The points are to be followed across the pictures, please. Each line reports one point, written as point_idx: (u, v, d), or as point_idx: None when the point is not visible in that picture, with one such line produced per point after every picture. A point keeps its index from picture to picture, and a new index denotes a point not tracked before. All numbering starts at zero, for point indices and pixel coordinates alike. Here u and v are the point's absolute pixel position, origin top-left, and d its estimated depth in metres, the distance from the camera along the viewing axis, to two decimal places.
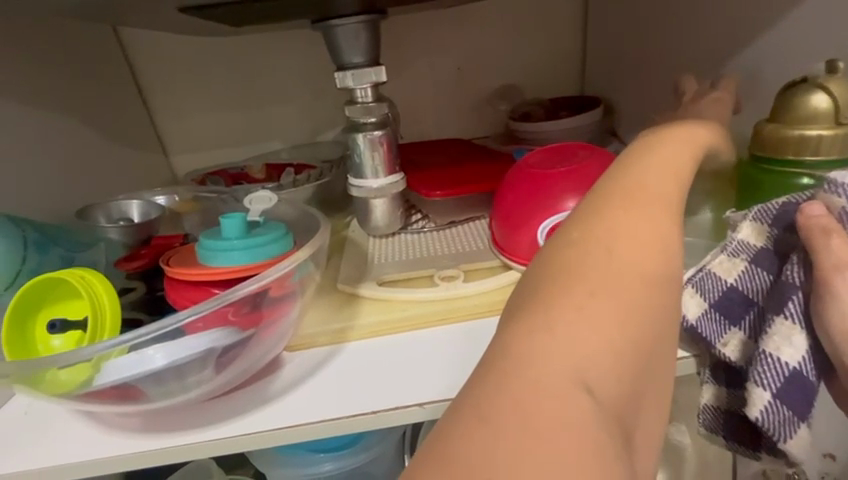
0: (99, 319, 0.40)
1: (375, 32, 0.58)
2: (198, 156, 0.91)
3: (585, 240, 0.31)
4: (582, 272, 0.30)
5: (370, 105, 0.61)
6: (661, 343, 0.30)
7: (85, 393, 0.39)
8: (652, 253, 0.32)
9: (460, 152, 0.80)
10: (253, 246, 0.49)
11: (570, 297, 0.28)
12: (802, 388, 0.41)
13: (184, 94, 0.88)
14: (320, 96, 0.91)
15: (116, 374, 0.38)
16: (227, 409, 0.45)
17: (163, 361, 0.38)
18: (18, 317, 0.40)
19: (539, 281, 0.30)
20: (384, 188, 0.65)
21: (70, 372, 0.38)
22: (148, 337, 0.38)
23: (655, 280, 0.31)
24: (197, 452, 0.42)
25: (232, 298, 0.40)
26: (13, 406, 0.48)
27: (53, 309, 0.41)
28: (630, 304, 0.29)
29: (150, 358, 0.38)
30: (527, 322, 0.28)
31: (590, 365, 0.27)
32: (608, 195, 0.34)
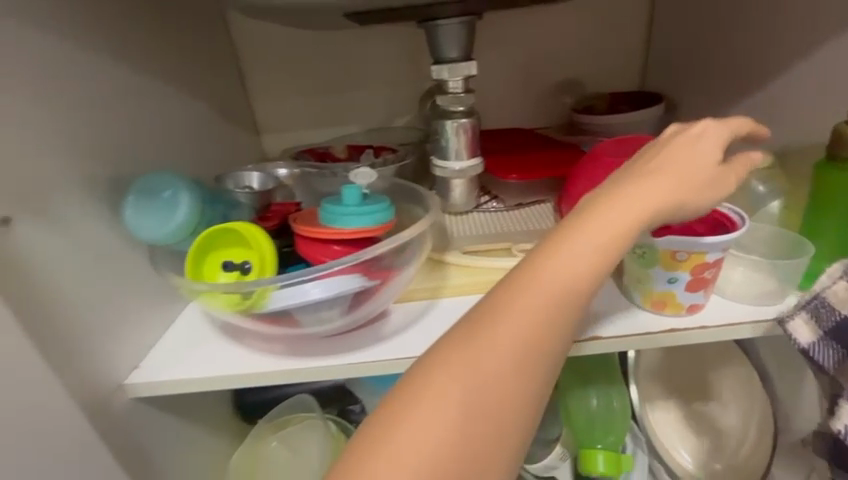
0: (261, 263, 0.50)
1: (470, 31, 0.65)
2: (287, 135, 1.02)
3: (438, 357, 0.39)
4: (422, 386, 0.38)
5: (460, 95, 0.69)
6: (484, 441, 0.37)
7: (253, 315, 0.50)
8: (492, 367, 0.38)
9: (529, 140, 0.87)
10: (372, 213, 0.58)
11: (427, 391, 0.37)
12: None
13: (278, 78, 0.98)
14: (397, 84, 0.99)
15: (282, 301, 0.48)
16: (350, 343, 0.55)
17: (319, 293, 0.48)
18: (197, 257, 0.51)
19: (401, 384, 0.39)
20: (465, 170, 0.72)
21: (245, 297, 0.48)
22: (308, 275, 0.47)
23: (495, 388, 0.38)
24: (330, 372, 0.52)
25: (372, 251, 0.49)
26: (176, 328, 0.59)
27: (222, 253, 0.51)
28: (457, 409, 0.37)
29: (310, 290, 0.48)
30: (377, 420, 0.37)
31: (409, 461, 0.35)
32: (476, 312, 0.41)
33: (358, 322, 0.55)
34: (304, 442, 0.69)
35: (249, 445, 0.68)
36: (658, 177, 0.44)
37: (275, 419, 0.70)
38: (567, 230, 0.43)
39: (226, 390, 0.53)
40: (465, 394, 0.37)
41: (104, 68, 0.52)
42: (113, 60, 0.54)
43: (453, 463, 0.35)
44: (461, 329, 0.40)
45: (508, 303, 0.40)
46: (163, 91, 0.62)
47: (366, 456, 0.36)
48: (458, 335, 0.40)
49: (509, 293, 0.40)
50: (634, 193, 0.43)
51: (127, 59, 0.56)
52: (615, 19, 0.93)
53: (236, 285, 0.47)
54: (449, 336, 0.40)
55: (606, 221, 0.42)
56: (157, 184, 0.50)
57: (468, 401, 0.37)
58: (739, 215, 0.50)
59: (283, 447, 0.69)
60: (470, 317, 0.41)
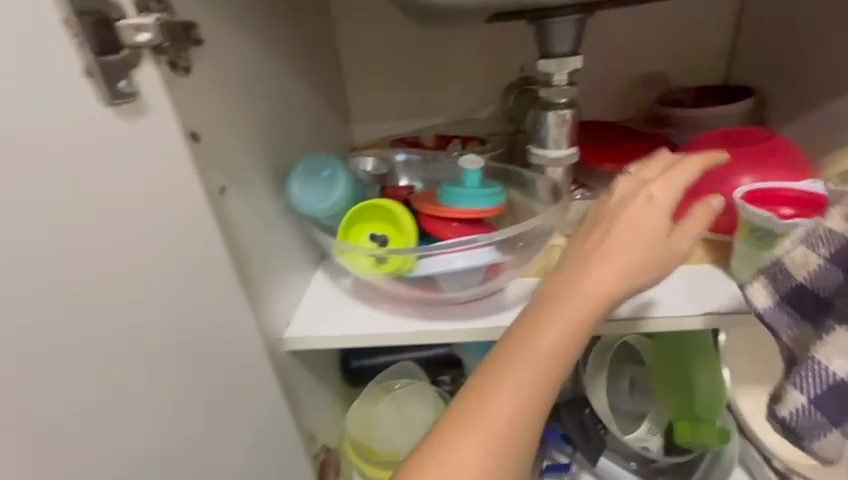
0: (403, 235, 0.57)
1: (580, 27, 0.70)
2: (376, 125, 1.08)
3: (447, 430, 0.42)
4: (439, 460, 0.41)
5: (564, 87, 0.73)
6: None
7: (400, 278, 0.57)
8: (501, 428, 0.41)
9: (617, 131, 0.89)
10: (491, 194, 0.63)
11: (444, 463, 0.40)
12: (843, 399, 0.45)
13: (371, 71, 1.04)
14: (483, 77, 1.04)
15: (429, 268, 0.54)
16: (476, 310, 0.61)
17: (463, 262, 0.54)
18: (347, 229, 0.58)
19: (417, 462, 0.42)
20: (561, 157, 0.76)
21: (395, 263, 0.56)
22: (456, 249, 0.54)
23: (504, 445, 0.41)
24: (464, 334, 0.59)
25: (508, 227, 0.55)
26: (314, 292, 0.68)
27: (367, 226, 0.58)
28: (473, 472, 0.40)
29: (454, 259, 0.54)
30: None
31: None
32: (479, 381, 0.43)
33: (485, 292, 0.61)
34: (412, 404, 0.76)
35: (363, 403, 0.76)
36: (620, 247, 0.47)
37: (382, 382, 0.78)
38: (550, 300, 0.46)
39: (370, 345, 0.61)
40: (481, 458, 0.40)
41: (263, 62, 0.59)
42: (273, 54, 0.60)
43: None
44: (467, 399, 0.43)
45: (513, 362, 0.43)
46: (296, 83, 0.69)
47: None
48: (469, 390, 0.43)
49: (505, 362, 0.43)
50: (604, 268, 0.46)
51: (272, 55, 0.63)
52: (705, 13, 0.94)
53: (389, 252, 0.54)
54: (461, 394, 0.44)
55: (588, 288, 0.45)
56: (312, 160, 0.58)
57: (491, 452, 0.41)
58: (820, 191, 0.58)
59: (393, 407, 0.76)
60: (479, 374, 0.44)
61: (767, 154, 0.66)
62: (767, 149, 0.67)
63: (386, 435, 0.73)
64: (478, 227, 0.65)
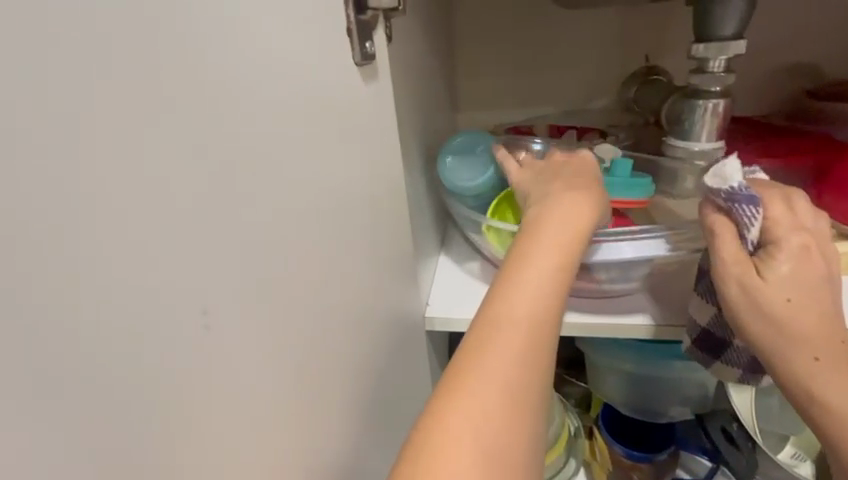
0: None
1: (749, 10, 0.64)
2: (483, 113, 1.04)
3: (482, 346, 0.42)
4: (477, 373, 0.40)
5: (720, 75, 0.67)
6: (537, 383, 0.41)
7: None
8: (531, 328, 0.43)
9: (765, 125, 0.80)
10: (637, 184, 0.60)
11: (481, 372, 0.40)
12: (715, 342, 0.55)
13: (484, 56, 1.00)
14: (603, 66, 0.98)
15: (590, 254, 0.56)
16: (621, 306, 0.61)
17: (630, 252, 0.56)
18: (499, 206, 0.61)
19: (450, 385, 0.40)
20: (707, 151, 0.70)
21: None
22: (625, 237, 0.56)
23: (538, 343, 0.43)
24: (615, 329, 0.59)
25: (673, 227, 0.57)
26: (442, 277, 0.68)
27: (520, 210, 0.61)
28: (511, 371, 0.41)
29: (621, 249, 0.56)
30: (438, 416, 0.38)
31: (484, 427, 0.38)
32: (504, 302, 0.43)
33: (631, 288, 0.61)
34: None
35: None
36: (576, 186, 0.53)
37: None
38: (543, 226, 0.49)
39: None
40: (516, 356, 0.41)
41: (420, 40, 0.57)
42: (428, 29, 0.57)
43: (517, 408, 0.40)
44: (495, 315, 0.43)
45: (510, 295, 0.44)
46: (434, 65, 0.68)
47: (441, 444, 0.37)
48: (481, 322, 0.43)
49: (528, 276, 0.45)
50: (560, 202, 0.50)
51: (423, 34, 0.61)
52: None
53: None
54: (475, 326, 0.43)
55: (563, 222, 0.48)
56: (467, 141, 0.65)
57: (525, 349, 0.42)
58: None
59: None
60: (484, 310, 0.44)
61: None
62: None
63: None
64: (621, 218, 0.62)
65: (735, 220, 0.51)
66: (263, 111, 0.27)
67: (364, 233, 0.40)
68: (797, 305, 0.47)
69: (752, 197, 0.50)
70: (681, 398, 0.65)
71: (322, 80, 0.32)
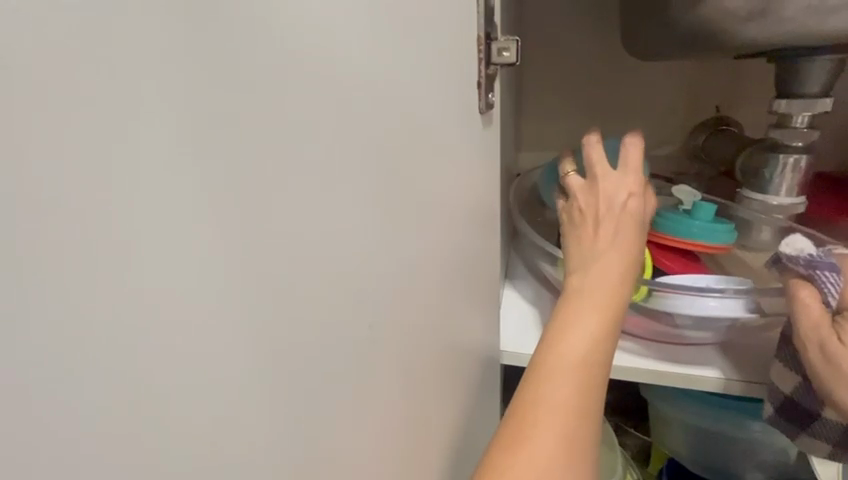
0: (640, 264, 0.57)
1: (838, 68, 0.64)
2: (544, 154, 1.07)
3: (543, 386, 0.42)
4: (538, 413, 0.41)
5: (802, 131, 0.67)
6: (596, 420, 0.43)
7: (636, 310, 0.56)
8: (586, 366, 0.44)
9: (844, 182, 0.78)
10: (721, 228, 0.59)
11: (542, 412, 0.41)
12: (799, 411, 0.51)
13: (550, 101, 1.04)
14: (669, 115, 0.99)
15: (673, 306, 0.54)
16: (704, 356, 0.58)
17: (713, 307, 0.54)
18: None
19: (511, 428, 0.41)
20: (786, 206, 0.69)
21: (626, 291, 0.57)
22: (708, 292, 0.54)
23: (595, 381, 0.44)
24: (695, 384, 0.56)
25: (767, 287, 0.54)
26: (508, 310, 0.69)
27: None
28: (572, 407, 0.42)
29: (705, 304, 0.54)
30: (504, 459, 0.39)
31: (551, 467, 0.39)
32: (558, 342, 0.45)
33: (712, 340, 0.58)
34: None
35: None
36: (622, 223, 0.52)
37: None
38: (593, 270, 0.50)
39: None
40: (576, 392, 0.42)
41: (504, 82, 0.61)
42: None
43: (581, 444, 0.41)
44: (550, 355, 0.44)
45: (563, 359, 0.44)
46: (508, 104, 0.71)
47: None
48: (531, 382, 0.43)
49: (579, 318, 0.47)
50: (608, 245, 0.51)
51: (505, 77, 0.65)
52: None
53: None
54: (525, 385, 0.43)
55: (612, 265, 0.50)
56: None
57: (584, 389, 0.43)
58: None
59: None
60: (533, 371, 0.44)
61: None
62: None
63: None
64: (697, 262, 0.61)
65: (816, 286, 0.49)
66: (423, 144, 0.31)
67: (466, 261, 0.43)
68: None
69: (833, 263, 0.49)
70: (757, 463, 0.62)
71: (454, 122, 0.36)
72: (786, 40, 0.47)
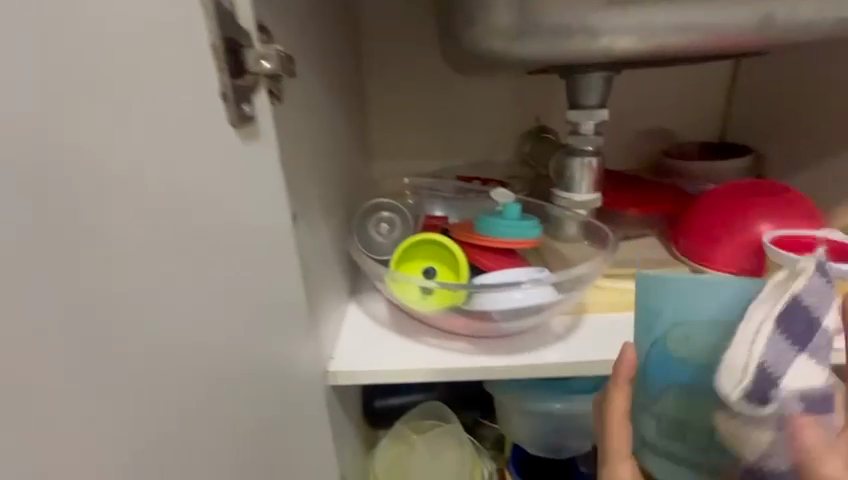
0: (457, 265, 0.59)
1: (609, 83, 0.76)
2: (397, 164, 1.10)
3: None
4: None
5: (590, 136, 0.78)
6: None
7: (463, 310, 0.59)
8: None
9: (634, 179, 0.92)
10: (528, 225, 0.66)
11: None
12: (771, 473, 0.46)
13: (396, 112, 1.07)
14: (503, 123, 1.08)
15: (486, 303, 0.56)
16: (525, 345, 0.61)
17: (520, 297, 0.57)
18: (401, 261, 0.62)
19: None
20: (587, 201, 0.80)
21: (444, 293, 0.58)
22: (515, 284, 0.57)
23: None
24: (514, 374, 0.59)
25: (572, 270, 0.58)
26: (349, 324, 0.67)
27: (422, 262, 0.61)
28: None
29: (513, 295, 0.56)
30: None
31: None
32: None
33: (531, 327, 0.62)
34: (445, 450, 0.71)
35: (390, 446, 0.72)
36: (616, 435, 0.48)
37: (411, 424, 0.75)
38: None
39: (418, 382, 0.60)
40: None
41: (320, 93, 0.59)
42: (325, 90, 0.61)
43: None
44: None
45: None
46: (339, 117, 0.70)
47: None
48: None
49: None
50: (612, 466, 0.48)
51: (327, 90, 0.63)
52: (707, 77, 0.99)
53: (438, 284, 0.57)
54: None
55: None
56: (666, 282, 0.51)
57: None
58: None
59: (422, 449, 0.72)
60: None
61: (793, 204, 0.68)
62: (790, 199, 0.69)
63: None
64: (516, 257, 0.67)
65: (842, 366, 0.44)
66: (150, 163, 0.27)
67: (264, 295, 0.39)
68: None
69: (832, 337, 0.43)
70: (582, 435, 0.68)
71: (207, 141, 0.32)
72: (548, 60, 0.52)
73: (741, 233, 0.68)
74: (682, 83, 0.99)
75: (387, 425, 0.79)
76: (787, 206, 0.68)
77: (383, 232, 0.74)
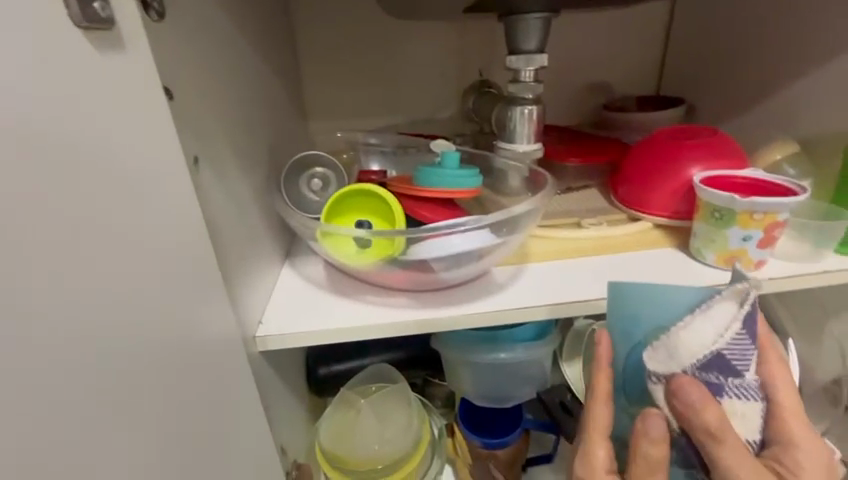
0: (393, 214, 0.55)
1: (547, 27, 0.73)
2: (335, 123, 1.04)
3: None
4: None
5: (530, 84, 0.75)
6: None
7: (400, 262, 0.56)
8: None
9: (575, 132, 0.92)
10: (467, 174, 0.63)
11: None
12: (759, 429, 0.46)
13: (331, 66, 1.00)
14: (445, 77, 1.04)
15: (422, 251, 0.54)
16: (467, 296, 0.59)
17: (458, 243, 0.54)
18: (333, 214, 0.57)
19: None
20: (528, 153, 0.78)
21: (378, 243, 0.54)
22: (453, 230, 0.54)
23: None
24: (456, 324, 0.57)
25: (511, 214, 0.56)
26: (282, 287, 0.62)
27: (356, 214, 0.57)
28: None
29: (450, 242, 0.54)
30: None
31: None
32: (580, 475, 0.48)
33: (472, 277, 0.60)
34: (392, 410, 0.70)
35: (336, 414, 0.69)
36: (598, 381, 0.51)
37: (357, 387, 0.72)
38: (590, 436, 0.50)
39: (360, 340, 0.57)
40: None
41: (223, 23, 0.51)
42: (233, 24, 0.53)
43: None
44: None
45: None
46: (255, 58, 0.62)
47: None
48: None
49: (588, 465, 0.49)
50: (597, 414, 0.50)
51: (237, 25, 0.55)
52: (643, 27, 0.99)
53: (373, 234, 0.53)
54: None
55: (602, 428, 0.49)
56: (630, 293, 0.49)
57: None
58: (798, 184, 0.63)
59: (369, 412, 0.69)
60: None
61: (721, 146, 0.70)
62: (717, 141, 0.71)
63: (363, 445, 0.66)
64: (457, 209, 0.64)
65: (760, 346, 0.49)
66: None
67: (159, 248, 0.34)
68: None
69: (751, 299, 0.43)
70: (527, 379, 0.69)
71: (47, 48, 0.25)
72: None
73: (674, 177, 0.69)
74: (621, 34, 0.99)
75: (334, 391, 0.77)
76: (715, 149, 0.69)
77: (314, 188, 0.68)
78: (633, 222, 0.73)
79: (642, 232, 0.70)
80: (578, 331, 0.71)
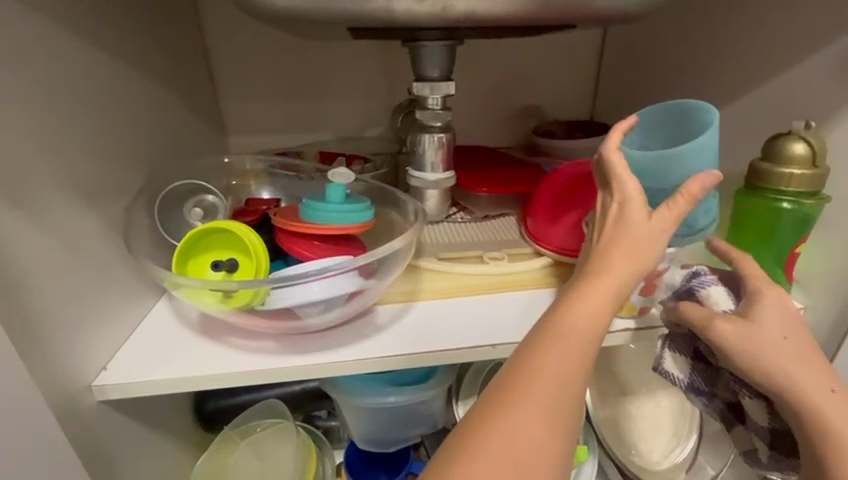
0: (251, 253, 0.52)
1: (452, 54, 0.70)
2: (257, 138, 1.00)
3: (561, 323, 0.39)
4: (563, 331, 0.39)
5: (438, 112, 0.73)
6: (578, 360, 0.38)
7: (258, 310, 0.52)
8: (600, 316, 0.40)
9: (495, 159, 0.90)
10: (349, 210, 0.60)
11: (565, 327, 0.39)
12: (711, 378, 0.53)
13: (249, 78, 0.96)
14: (372, 94, 1.00)
15: (280, 298, 0.51)
16: (338, 340, 0.57)
17: (319, 291, 0.51)
18: (185, 253, 0.53)
19: (537, 337, 0.39)
20: (440, 181, 0.76)
21: (238, 295, 0.50)
22: (311, 277, 0.51)
23: (588, 334, 0.39)
24: (324, 373, 0.54)
25: (377, 257, 0.53)
26: (148, 324, 0.58)
27: (213, 254, 0.54)
28: (583, 334, 0.39)
29: (311, 290, 0.51)
30: (535, 341, 0.39)
31: (570, 355, 0.38)
32: (582, 295, 0.41)
33: (344, 320, 0.57)
34: (275, 448, 0.67)
35: (215, 453, 0.66)
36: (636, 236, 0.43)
37: (241, 425, 0.69)
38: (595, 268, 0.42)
39: (218, 388, 0.53)
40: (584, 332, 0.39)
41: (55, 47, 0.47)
42: (79, 44, 0.50)
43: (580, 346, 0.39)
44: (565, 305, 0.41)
45: (534, 375, 0.37)
46: (132, 81, 0.59)
47: (541, 348, 0.38)
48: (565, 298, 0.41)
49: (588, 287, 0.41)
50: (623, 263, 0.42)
51: (90, 47, 0.51)
52: (575, 52, 0.98)
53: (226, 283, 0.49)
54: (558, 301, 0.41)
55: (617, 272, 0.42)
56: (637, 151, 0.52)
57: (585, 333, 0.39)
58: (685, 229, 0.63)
59: (251, 453, 0.67)
60: (493, 388, 0.37)
61: None
62: None
63: None
64: (343, 244, 0.62)
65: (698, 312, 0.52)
66: None
67: None
68: (797, 375, 0.44)
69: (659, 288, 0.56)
70: (413, 422, 0.66)
71: None
72: (329, 18, 0.45)
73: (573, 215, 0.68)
74: (551, 58, 0.97)
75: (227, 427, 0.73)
76: None
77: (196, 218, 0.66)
78: (534, 257, 0.70)
79: (540, 269, 0.68)
80: (474, 370, 0.69)
